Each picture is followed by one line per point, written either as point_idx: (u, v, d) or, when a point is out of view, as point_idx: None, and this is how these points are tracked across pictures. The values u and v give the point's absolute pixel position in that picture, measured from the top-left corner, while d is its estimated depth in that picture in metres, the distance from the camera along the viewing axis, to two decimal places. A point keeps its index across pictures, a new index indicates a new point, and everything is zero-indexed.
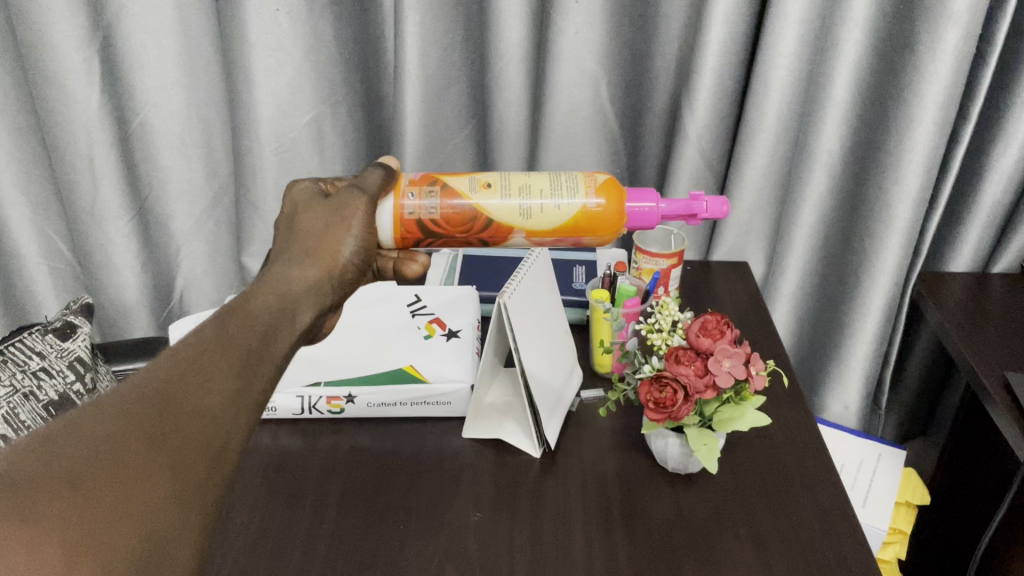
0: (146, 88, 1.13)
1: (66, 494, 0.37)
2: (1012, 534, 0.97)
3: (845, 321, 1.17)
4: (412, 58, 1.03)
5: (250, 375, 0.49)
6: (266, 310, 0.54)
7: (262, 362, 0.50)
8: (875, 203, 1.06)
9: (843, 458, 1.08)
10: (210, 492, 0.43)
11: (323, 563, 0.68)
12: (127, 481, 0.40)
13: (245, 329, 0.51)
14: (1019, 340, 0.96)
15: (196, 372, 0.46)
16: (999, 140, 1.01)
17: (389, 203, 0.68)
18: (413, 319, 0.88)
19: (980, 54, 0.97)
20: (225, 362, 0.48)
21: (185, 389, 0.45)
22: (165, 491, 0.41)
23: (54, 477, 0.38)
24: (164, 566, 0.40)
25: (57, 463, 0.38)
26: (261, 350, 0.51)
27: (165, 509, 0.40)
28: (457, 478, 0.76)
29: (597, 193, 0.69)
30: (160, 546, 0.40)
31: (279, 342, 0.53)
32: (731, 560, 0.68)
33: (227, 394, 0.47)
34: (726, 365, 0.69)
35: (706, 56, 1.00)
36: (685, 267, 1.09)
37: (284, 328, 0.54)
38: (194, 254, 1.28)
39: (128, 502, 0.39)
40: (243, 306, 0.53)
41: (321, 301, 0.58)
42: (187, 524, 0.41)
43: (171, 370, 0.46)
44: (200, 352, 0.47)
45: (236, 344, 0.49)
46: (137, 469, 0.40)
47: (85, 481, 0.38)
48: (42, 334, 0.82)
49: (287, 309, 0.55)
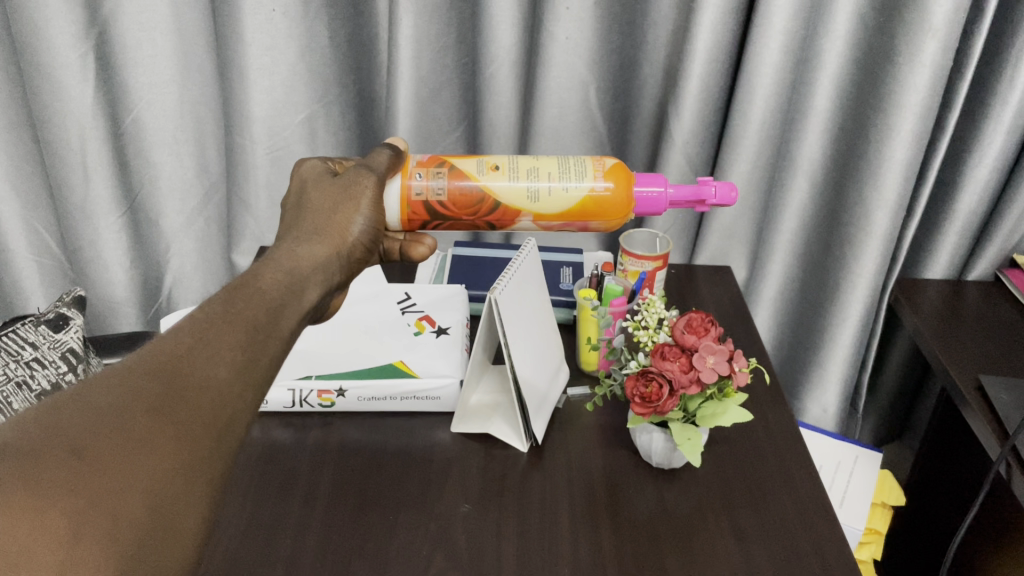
0: (140, 85, 1.14)
1: (70, 462, 0.39)
2: (983, 534, 1.00)
3: (825, 325, 1.20)
4: (405, 59, 1.05)
5: (256, 349, 0.50)
6: (274, 285, 0.55)
7: (268, 338, 0.51)
8: (855, 209, 1.09)
9: (821, 459, 1.10)
10: (213, 464, 0.45)
11: (314, 552, 0.69)
12: (130, 451, 0.41)
13: (251, 304, 0.52)
14: (991, 343, 0.99)
15: (202, 347, 0.47)
16: (974, 151, 1.04)
17: (397, 183, 0.70)
18: (403, 315, 0.90)
19: (958, 66, 1.00)
20: (232, 336, 0.49)
21: (190, 363, 0.46)
22: (169, 462, 0.42)
23: (57, 446, 0.39)
24: (168, 535, 0.41)
25: (62, 433, 0.40)
26: (268, 325, 0.52)
27: (169, 479, 0.42)
28: (446, 471, 0.77)
29: (605, 177, 0.71)
30: (164, 514, 0.41)
31: (286, 318, 0.54)
32: (713, 551, 0.69)
33: (233, 368, 0.48)
34: (711, 361, 0.70)
35: (693, 64, 1.03)
36: (670, 269, 1.11)
37: (291, 305, 0.55)
38: (184, 252, 1.30)
39: (131, 470, 0.40)
40: (251, 281, 0.54)
41: (329, 278, 0.60)
42: (192, 494, 0.43)
43: (177, 345, 0.47)
44: (206, 327, 0.49)
45: (243, 319, 0.51)
46: (141, 439, 0.41)
47: (89, 449, 0.40)
48: (35, 324, 0.83)
49: (295, 286, 0.56)
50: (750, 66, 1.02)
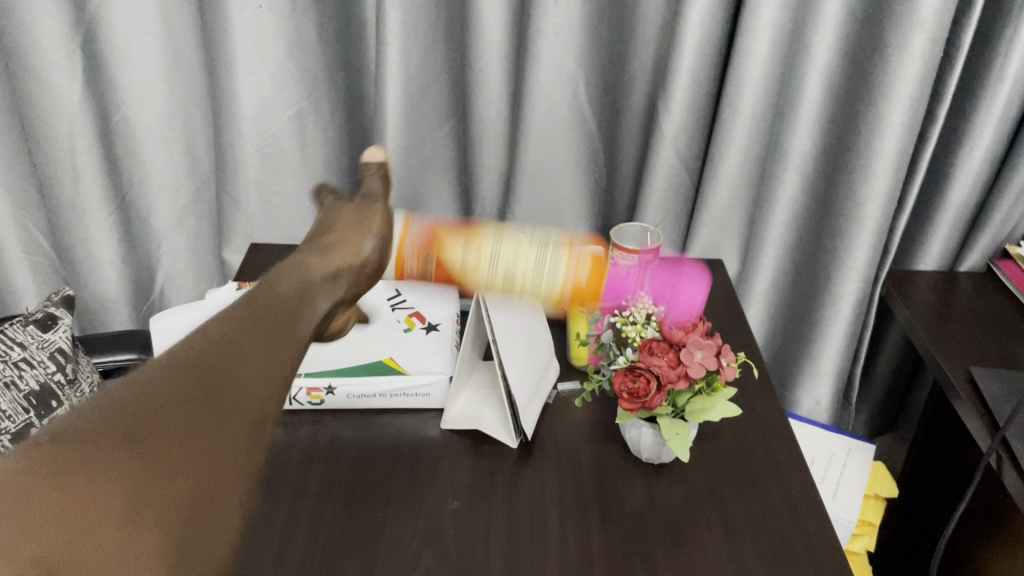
0: (129, 83, 1.14)
1: (122, 456, 0.38)
2: (976, 525, 1.00)
3: (817, 317, 1.20)
4: (393, 55, 1.05)
5: (285, 345, 0.48)
6: (291, 291, 0.53)
7: (294, 337, 0.49)
8: (845, 202, 1.09)
9: (814, 453, 1.10)
10: (254, 456, 0.43)
11: (303, 549, 0.69)
12: (178, 446, 0.40)
13: (274, 305, 0.51)
14: (983, 333, 0.99)
15: (235, 340, 0.46)
16: (965, 142, 1.04)
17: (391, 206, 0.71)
18: (393, 312, 0.88)
19: (948, 58, 1.00)
20: (263, 336, 0.47)
21: (231, 358, 0.45)
22: (211, 456, 0.41)
23: (111, 438, 0.38)
24: (213, 527, 0.40)
25: (107, 425, 0.39)
26: (293, 327, 0.50)
27: (216, 476, 0.40)
28: (435, 467, 0.77)
29: None
30: (210, 506, 0.40)
31: (307, 323, 0.52)
32: (702, 545, 0.69)
33: (268, 362, 0.46)
34: (698, 356, 0.70)
35: (682, 57, 1.02)
36: (662, 264, 1.11)
37: (309, 310, 0.53)
38: (175, 249, 1.30)
39: (177, 463, 0.39)
40: (269, 284, 0.53)
41: (338, 291, 0.59)
42: (234, 487, 0.41)
43: (217, 340, 0.45)
44: (234, 323, 0.47)
45: (272, 320, 0.49)
46: (184, 432, 0.40)
47: (141, 443, 0.39)
48: (22, 325, 0.82)
49: (309, 294, 0.55)
50: (739, 59, 1.02)
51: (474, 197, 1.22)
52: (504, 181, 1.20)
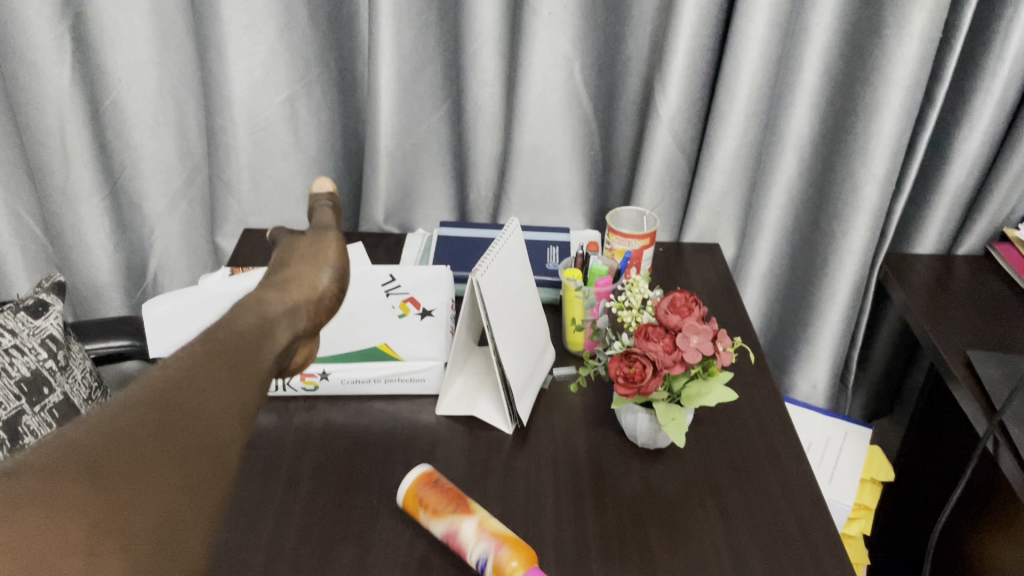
0: (118, 66, 1.12)
1: (83, 478, 0.38)
2: (972, 509, 1.00)
3: (815, 301, 1.20)
4: (387, 36, 1.04)
5: (243, 382, 0.49)
6: (247, 326, 0.55)
7: (250, 373, 0.51)
8: (844, 185, 1.09)
9: (811, 437, 1.10)
10: (217, 483, 0.43)
11: (298, 536, 0.68)
12: (140, 469, 0.40)
13: (230, 343, 0.52)
14: (980, 317, 0.99)
15: (194, 377, 0.47)
16: (964, 124, 1.03)
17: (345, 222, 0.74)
18: (386, 298, 0.81)
19: (947, 39, 0.99)
20: (215, 373, 0.48)
21: (183, 394, 0.46)
22: (174, 483, 0.41)
23: (70, 464, 0.39)
24: (182, 549, 0.40)
25: (71, 453, 0.39)
26: (247, 364, 0.51)
27: (177, 497, 0.41)
28: (430, 453, 0.77)
29: None
30: (174, 530, 0.40)
31: (263, 357, 0.53)
32: (698, 530, 0.69)
33: (227, 399, 0.47)
34: (694, 341, 0.70)
35: (678, 38, 1.01)
36: (658, 248, 1.10)
37: (266, 344, 0.55)
38: (168, 235, 1.29)
39: (141, 488, 0.40)
40: (224, 323, 0.54)
41: (296, 324, 0.59)
42: (197, 512, 0.41)
43: (168, 380, 0.46)
44: (192, 363, 0.48)
45: (224, 359, 0.50)
46: (147, 460, 0.41)
47: (101, 467, 0.39)
48: (13, 311, 0.82)
49: (266, 327, 0.56)
50: (737, 40, 1.01)
51: (469, 181, 1.21)
52: (499, 165, 1.19)
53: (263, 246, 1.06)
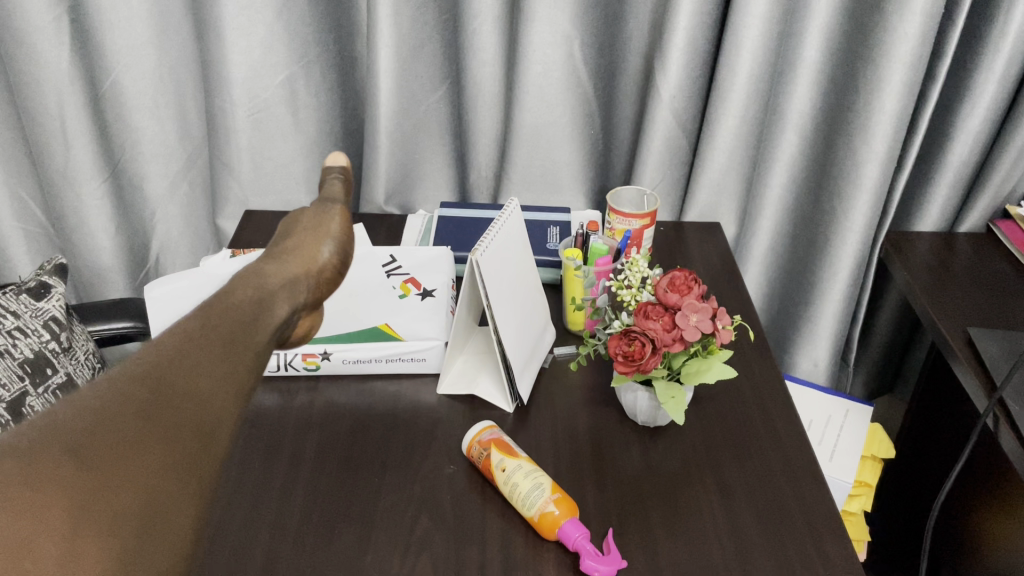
0: (117, 48, 1.12)
1: (66, 461, 0.39)
2: (973, 486, 1.01)
3: (816, 279, 1.20)
4: (384, 17, 1.04)
5: (234, 358, 0.50)
6: (245, 299, 0.55)
7: (245, 349, 0.51)
8: (845, 162, 1.08)
9: (811, 414, 1.10)
10: (202, 464, 0.44)
11: (300, 514, 0.69)
12: (124, 452, 0.41)
13: (226, 318, 0.52)
14: (982, 295, 0.99)
15: (184, 353, 0.47)
16: (965, 101, 1.03)
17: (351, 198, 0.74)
18: (387, 279, 0.82)
19: (949, 14, 0.98)
20: (208, 347, 0.49)
21: (174, 372, 0.46)
22: (159, 465, 0.42)
23: (54, 446, 0.40)
24: (165, 532, 0.41)
25: (56, 434, 0.40)
26: (243, 337, 0.51)
27: (161, 479, 0.42)
28: (431, 432, 0.78)
29: None
30: (159, 511, 0.41)
31: (258, 332, 0.53)
32: (697, 508, 0.70)
33: (217, 375, 0.48)
34: (693, 320, 0.70)
35: (678, 16, 1.01)
36: (659, 227, 1.10)
37: (264, 318, 0.55)
38: (169, 217, 1.28)
39: (123, 472, 0.41)
40: (223, 296, 0.54)
41: (296, 295, 0.60)
42: (179, 494, 0.43)
43: (160, 356, 0.47)
44: (184, 340, 0.48)
45: (220, 331, 0.50)
46: (130, 442, 0.42)
47: (86, 449, 0.40)
48: (15, 293, 0.82)
49: (265, 300, 0.56)
50: (736, 18, 1.00)
51: (469, 162, 1.21)
52: (500, 144, 1.19)
53: (264, 229, 1.07)
